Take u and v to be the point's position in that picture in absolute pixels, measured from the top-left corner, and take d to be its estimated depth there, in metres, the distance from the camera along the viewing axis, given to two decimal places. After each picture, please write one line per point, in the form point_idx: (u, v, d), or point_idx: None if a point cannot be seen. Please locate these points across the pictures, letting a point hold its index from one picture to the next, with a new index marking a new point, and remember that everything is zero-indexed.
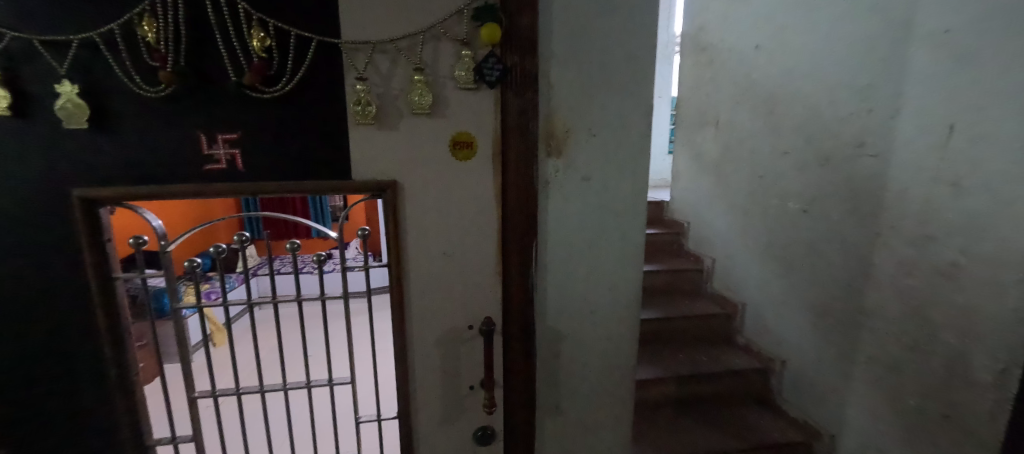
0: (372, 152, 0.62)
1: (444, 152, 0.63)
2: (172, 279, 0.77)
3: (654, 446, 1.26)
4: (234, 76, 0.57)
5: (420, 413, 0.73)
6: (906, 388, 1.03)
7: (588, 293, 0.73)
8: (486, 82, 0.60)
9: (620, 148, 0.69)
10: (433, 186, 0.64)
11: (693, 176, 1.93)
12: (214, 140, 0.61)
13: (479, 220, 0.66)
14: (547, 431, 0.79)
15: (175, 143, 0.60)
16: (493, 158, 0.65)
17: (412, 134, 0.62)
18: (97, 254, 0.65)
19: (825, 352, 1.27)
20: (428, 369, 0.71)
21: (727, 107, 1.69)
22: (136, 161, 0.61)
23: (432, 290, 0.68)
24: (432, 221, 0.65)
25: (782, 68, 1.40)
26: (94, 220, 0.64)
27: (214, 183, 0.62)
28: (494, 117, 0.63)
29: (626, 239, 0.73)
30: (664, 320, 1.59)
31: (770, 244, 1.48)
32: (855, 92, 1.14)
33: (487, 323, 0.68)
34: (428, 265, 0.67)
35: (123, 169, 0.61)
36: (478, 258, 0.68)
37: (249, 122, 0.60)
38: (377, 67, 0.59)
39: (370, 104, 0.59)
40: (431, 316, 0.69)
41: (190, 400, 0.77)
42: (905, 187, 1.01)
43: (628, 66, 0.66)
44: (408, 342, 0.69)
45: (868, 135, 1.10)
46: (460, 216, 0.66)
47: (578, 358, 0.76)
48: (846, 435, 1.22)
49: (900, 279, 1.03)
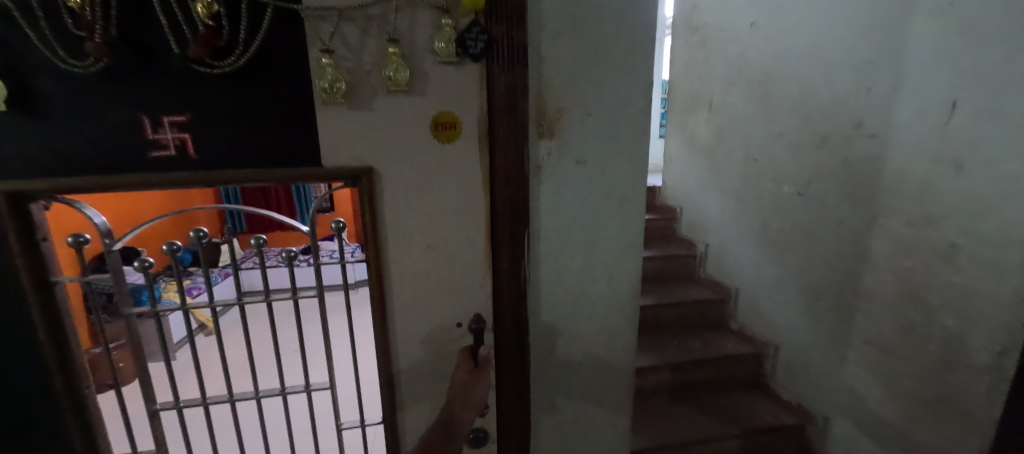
0: (343, 135, 0.55)
1: (425, 134, 0.56)
2: (123, 281, 0.69)
3: (649, 434, 1.25)
4: (177, 48, 0.50)
5: (407, 417, 0.68)
6: (901, 371, 1.02)
7: (585, 285, 0.69)
8: (469, 56, 0.54)
9: (618, 128, 0.63)
10: (414, 172, 0.58)
11: (686, 160, 1.89)
12: (157, 124, 0.53)
13: (467, 209, 0.60)
14: (542, 429, 0.75)
15: (112, 128, 0.52)
16: (479, 140, 0.58)
17: (389, 115, 0.55)
18: (31, 257, 0.58)
19: (819, 337, 1.27)
20: (414, 371, 0.66)
21: (720, 88, 1.64)
22: (70, 150, 0.53)
23: (417, 287, 0.62)
24: (414, 211, 0.59)
25: (777, 46, 1.36)
26: (24, 218, 0.57)
27: (161, 172, 0.54)
28: (480, 94, 0.57)
29: (624, 227, 0.68)
30: (657, 306, 1.57)
31: (764, 228, 1.46)
32: (853, 71, 1.10)
33: (477, 321, 0.63)
34: (411, 260, 0.61)
35: (52, 158, 0.53)
36: (465, 251, 0.62)
37: (199, 102, 0.53)
38: (344, 37, 0.52)
39: (339, 81, 0.52)
40: (416, 315, 0.63)
41: (152, 412, 0.71)
42: (903, 168, 0.98)
43: (626, 37, 0.60)
44: (392, 343, 0.64)
45: (866, 115, 1.06)
46: (445, 206, 0.60)
47: (574, 354, 0.72)
48: (839, 418, 1.22)
49: (896, 262, 1.01)
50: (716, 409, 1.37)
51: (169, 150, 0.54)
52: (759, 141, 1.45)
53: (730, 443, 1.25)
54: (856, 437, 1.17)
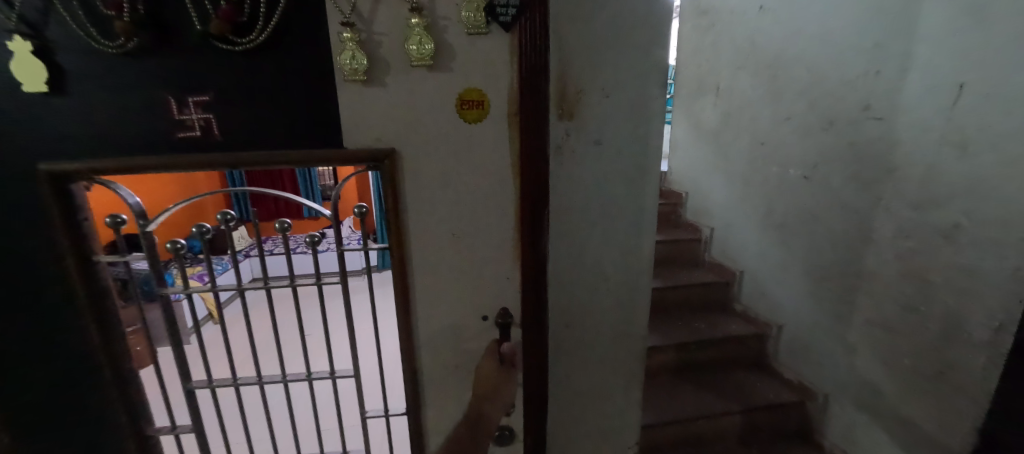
0: (370, 114, 0.57)
1: (451, 113, 0.58)
2: (158, 264, 0.72)
3: (656, 410, 1.30)
4: (198, 24, 0.51)
5: (428, 392, 0.72)
6: (900, 348, 1.06)
7: (600, 263, 0.72)
8: (498, 24, 0.54)
9: (635, 110, 0.65)
10: (440, 157, 0.60)
11: (692, 145, 1.91)
12: (185, 104, 0.55)
13: (492, 194, 0.62)
14: (559, 401, 0.79)
15: (141, 108, 0.55)
16: (508, 119, 0.59)
17: (410, 94, 0.56)
18: (73, 236, 0.61)
19: (821, 317, 1.30)
20: (436, 349, 0.70)
21: (727, 72, 1.65)
22: (106, 132, 0.56)
23: (440, 268, 0.65)
24: (440, 195, 0.61)
25: (786, 29, 1.36)
26: (68, 199, 0.60)
27: (190, 153, 0.57)
28: (510, 70, 0.57)
29: (639, 205, 0.70)
30: (663, 289, 1.61)
31: (769, 212, 1.49)
32: (861, 54, 1.10)
33: (504, 316, 0.67)
34: (436, 243, 0.64)
35: (87, 138, 0.56)
36: (490, 233, 0.64)
37: (223, 83, 0.55)
38: (364, 8, 0.52)
39: (359, 57, 0.52)
40: (438, 295, 0.67)
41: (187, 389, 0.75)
42: (909, 150, 1.00)
43: (644, 18, 0.61)
44: (414, 322, 0.68)
45: (875, 98, 1.07)
46: (470, 190, 0.62)
47: (589, 328, 0.75)
48: (838, 394, 1.26)
49: (899, 243, 1.04)
50: (720, 387, 1.42)
51: (196, 131, 0.56)
52: (766, 125, 1.46)
53: (734, 419, 1.30)
54: (855, 412, 1.21)
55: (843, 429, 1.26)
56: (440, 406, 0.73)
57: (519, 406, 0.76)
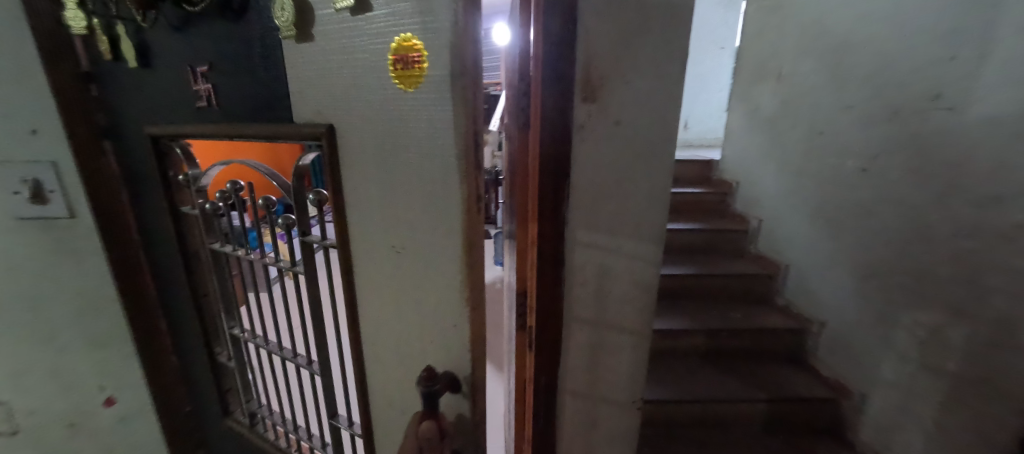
0: (323, 86, 0.54)
1: (388, 77, 0.48)
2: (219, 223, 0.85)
3: (676, 387, 1.35)
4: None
5: (373, 384, 0.71)
6: (948, 352, 1.00)
7: (616, 234, 0.79)
8: None
9: (653, 96, 0.73)
10: (373, 140, 0.52)
11: (747, 134, 1.85)
12: (196, 75, 0.66)
13: (427, 189, 0.50)
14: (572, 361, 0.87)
15: (175, 80, 0.69)
16: (447, 79, 0.43)
17: (345, 50, 0.50)
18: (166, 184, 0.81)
19: (865, 315, 1.25)
20: (379, 344, 0.67)
21: (790, 57, 1.58)
22: (157, 97, 0.73)
23: (378, 263, 0.60)
24: (375, 186, 0.55)
25: (855, 11, 1.28)
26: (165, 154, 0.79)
27: (207, 120, 0.69)
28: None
29: (654, 182, 0.77)
30: (697, 276, 1.63)
31: (821, 205, 1.43)
32: (934, 37, 1.03)
33: (429, 381, 0.54)
34: (376, 241, 0.59)
35: (148, 101, 0.74)
36: (428, 235, 0.53)
37: (218, 57, 0.64)
38: None
39: (283, 8, 0.52)
40: (375, 288, 0.62)
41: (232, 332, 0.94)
42: (978, 143, 0.93)
43: (665, 14, 0.69)
44: (359, 311, 0.66)
45: (946, 85, 1.00)
46: (406, 183, 0.52)
47: (605, 291, 0.82)
48: (877, 395, 1.22)
49: (956, 241, 0.98)
50: (747, 375, 1.42)
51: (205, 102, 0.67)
52: (826, 113, 1.40)
53: (758, 406, 1.31)
54: (892, 415, 1.17)
55: (877, 430, 1.22)
56: (387, 398, 0.69)
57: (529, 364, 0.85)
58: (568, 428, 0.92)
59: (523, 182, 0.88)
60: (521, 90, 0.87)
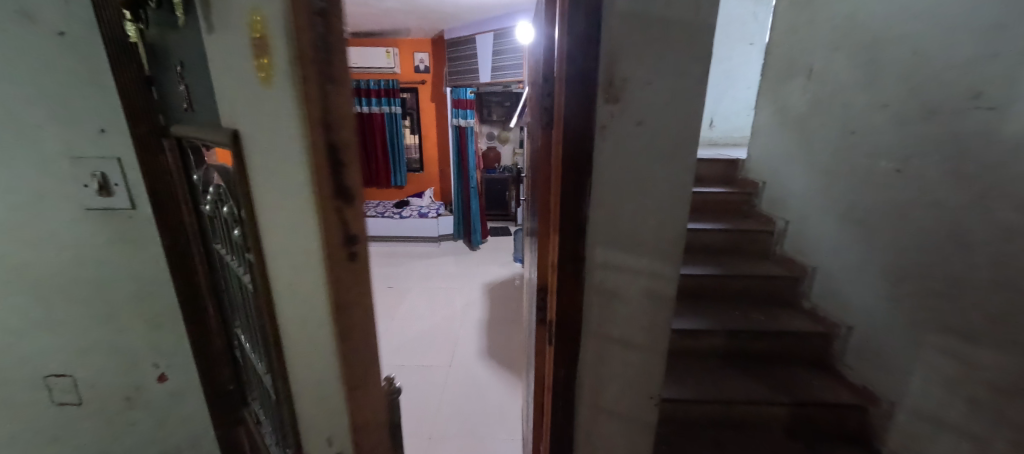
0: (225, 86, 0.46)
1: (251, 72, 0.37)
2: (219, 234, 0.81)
3: (697, 388, 1.34)
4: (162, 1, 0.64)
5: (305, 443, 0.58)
6: (982, 361, 0.96)
7: (637, 232, 0.80)
8: None
9: (675, 96, 0.73)
10: (257, 153, 0.41)
11: (776, 132, 1.81)
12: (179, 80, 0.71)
13: (300, 210, 0.37)
14: (590, 356, 0.89)
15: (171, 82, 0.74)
16: (286, 71, 0.32)
17: (226, 39, 0.41)
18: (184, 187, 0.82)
19: (896, 321, 1.21)
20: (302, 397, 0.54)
21: (822, 53, 1.53)
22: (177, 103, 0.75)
23: (285, 301, 0.48)
24: (269, 205, 0.43)
25: (892, 6, 1.23)
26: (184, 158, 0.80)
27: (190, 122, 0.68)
28: None
29: (675, 182, 0.78)
30: (720, 277, 1.61)
31: (852, 206, 1.39)
32: (976, 33, 0.99)
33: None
34: (281, 275, 0.47)
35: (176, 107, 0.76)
36: (310, 272, 0.40)
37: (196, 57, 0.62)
38: None
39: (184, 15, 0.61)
40: (288, 331, 0.51)
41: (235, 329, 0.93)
42: (1020, 144, 0.89)
43: (689, 15, 0.69)
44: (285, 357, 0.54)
45: (987, 84, 0.96)
46: (285, 205, 0.40)
47: (624, 289, 0.84)
48: (906, 404, 1.18)
49: (995, 245, 0.94)
50: (771, 378, 1.40)
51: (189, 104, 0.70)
52: (858, 112, 1.36)
53: (781, 409, 1.29)
54: (921, 424, 1.13)
55: (905, 441, 1.18)
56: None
57: (552, 355, 0.89)
58: (585, 422, 0.94)
59: (545, 181, 0.91)
60: (546, 91, 0.90)
